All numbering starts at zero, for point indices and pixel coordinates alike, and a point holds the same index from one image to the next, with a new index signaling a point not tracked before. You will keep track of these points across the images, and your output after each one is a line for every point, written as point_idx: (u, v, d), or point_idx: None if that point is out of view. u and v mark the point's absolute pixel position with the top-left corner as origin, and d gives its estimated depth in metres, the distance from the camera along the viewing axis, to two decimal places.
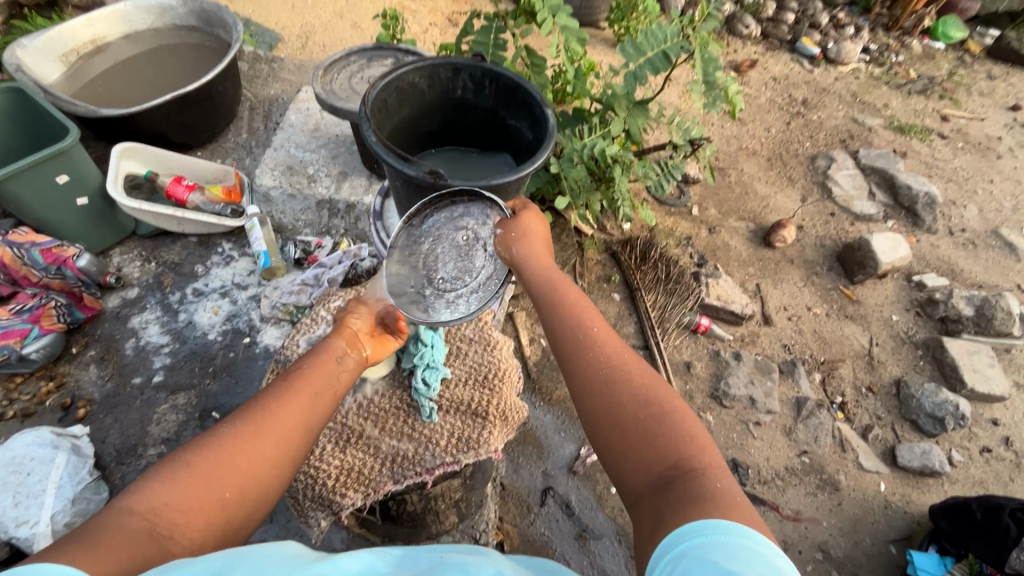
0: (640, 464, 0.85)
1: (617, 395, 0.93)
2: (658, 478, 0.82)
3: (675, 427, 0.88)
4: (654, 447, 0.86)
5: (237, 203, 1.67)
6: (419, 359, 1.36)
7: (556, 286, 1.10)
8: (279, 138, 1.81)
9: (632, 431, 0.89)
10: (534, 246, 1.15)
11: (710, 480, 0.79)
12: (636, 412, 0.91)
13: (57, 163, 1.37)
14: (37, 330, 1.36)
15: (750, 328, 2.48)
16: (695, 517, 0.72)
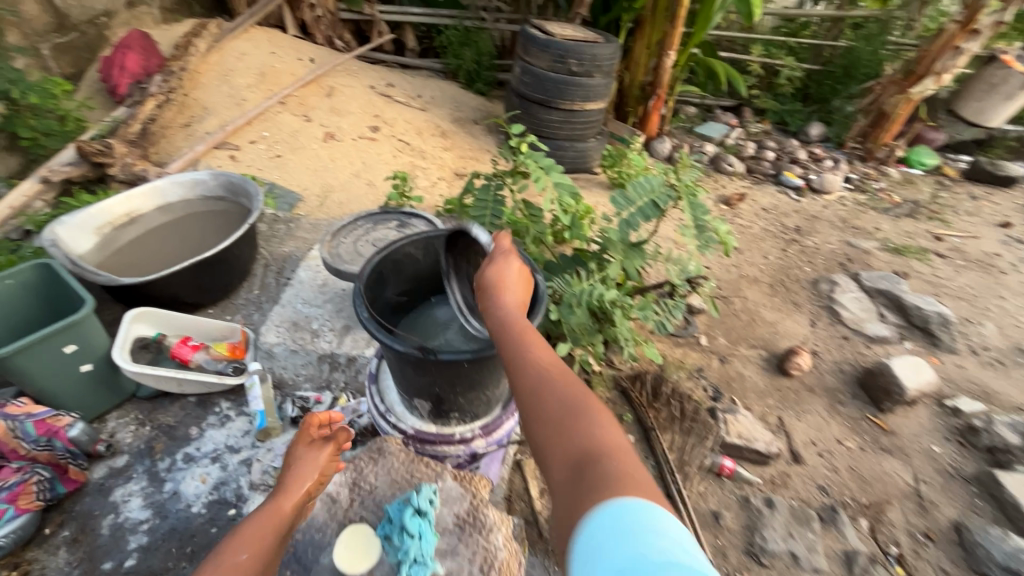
0: (557, 457, 0.83)
1: (549, 403, 0.90)
2: (574, 466, 0.80)
3: (601, 430, 0.85)
4: (573, 444, 0.83)
5: (240, 360, 1.69)
6: (405, 553, 1.23)
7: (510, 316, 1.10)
8: (288, 294, 1.87)
9: (558, 429, 0.86)
10: (506, 282, 1.17)
11: (621, 467, 0.77)
12: (563, 416, 0.88)
13: (68, 335, 1.40)
14: (11, 510, 1.28)
15: (778, 468, 2.30)
16: (605, 491, 0.72)
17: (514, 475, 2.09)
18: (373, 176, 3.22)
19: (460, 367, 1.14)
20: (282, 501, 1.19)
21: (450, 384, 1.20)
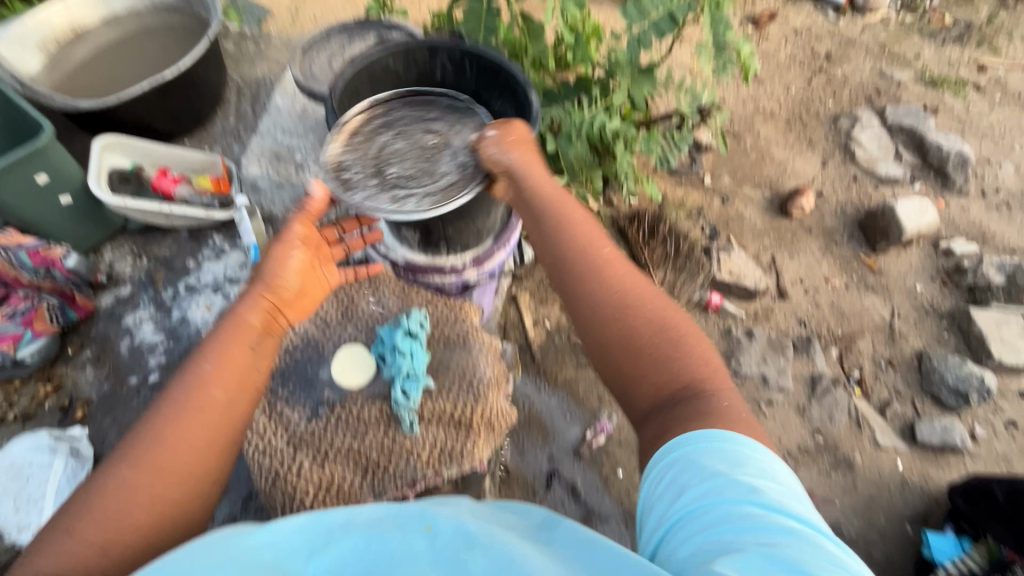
0: (648, 387, 0.96)
1: (638, 332, 1.00)
2: (668, 397, 0.94)
3: (685, 346, 0.99)
4: (665, 376, 0.96)
5: (226, 194, 1.62)
6: (397, 369, 1.33)
7: (564, 215, 1.14)
8: (266, 123, 1.75)
9: (645, 352, 0.98)
10: (552, 188, 1.18)
11: (717, 398, 0.91)
12: (648, 335, 0.99)
13: (35, 164, 1.35)
14: (30, 334, 1.38)
15: (764, 303, 2.39)
16: (701, 428, 0.86)
17: (509, 308, 2.19)
18: None
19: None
20: (243, 314, 1.09)
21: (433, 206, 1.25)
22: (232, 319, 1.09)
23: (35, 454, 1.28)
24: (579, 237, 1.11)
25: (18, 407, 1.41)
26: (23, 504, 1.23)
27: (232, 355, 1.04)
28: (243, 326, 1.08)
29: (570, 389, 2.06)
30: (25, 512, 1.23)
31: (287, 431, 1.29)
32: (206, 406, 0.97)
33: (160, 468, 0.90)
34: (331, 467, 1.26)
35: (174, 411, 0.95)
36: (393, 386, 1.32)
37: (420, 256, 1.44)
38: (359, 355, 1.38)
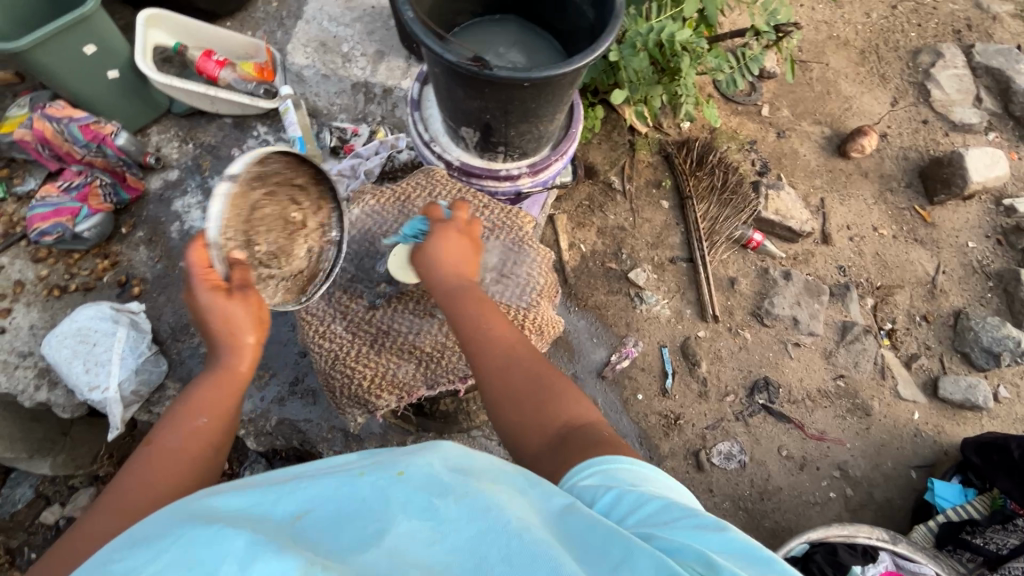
0: (536, 433, 0.88)
1: (515, 382, 0.95)
2: (554, 437, 0.86)
3: (555, 387, 0.93)
4: (552, 412, 0.90)
5: (270, 82, 1.58)
6: None
7: (462, 284, 1.09)
8: (312, 8, 1.67)
9: (524, 398, 0.92)
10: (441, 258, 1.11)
11: (594, 431, 0.86)
12: (525, 384, 0.94)
13: (83, 32, 1.31)
14: (86, 210, 1.42)
15: (805, 247, 2.32)
16: (598, 453, 0.79)
17: (545, 228, 2.16)
18: None
19: (518, 89, 1.03)
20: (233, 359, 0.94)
21: (504, 111, 1.10)
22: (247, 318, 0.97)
23: (96, 320, 1.33)
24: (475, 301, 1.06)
25: (79, 280, 1.47)
26: (90, 368, 1.29)
27: (218, 399, 0.91)
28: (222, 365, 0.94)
29: (599, 313, 2.08)
30: (93, 377, 1.29)
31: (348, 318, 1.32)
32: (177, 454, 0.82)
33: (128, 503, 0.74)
34: (388, 359, 1.30)
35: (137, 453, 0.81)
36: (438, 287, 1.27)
37: (474, 160, 1.37)
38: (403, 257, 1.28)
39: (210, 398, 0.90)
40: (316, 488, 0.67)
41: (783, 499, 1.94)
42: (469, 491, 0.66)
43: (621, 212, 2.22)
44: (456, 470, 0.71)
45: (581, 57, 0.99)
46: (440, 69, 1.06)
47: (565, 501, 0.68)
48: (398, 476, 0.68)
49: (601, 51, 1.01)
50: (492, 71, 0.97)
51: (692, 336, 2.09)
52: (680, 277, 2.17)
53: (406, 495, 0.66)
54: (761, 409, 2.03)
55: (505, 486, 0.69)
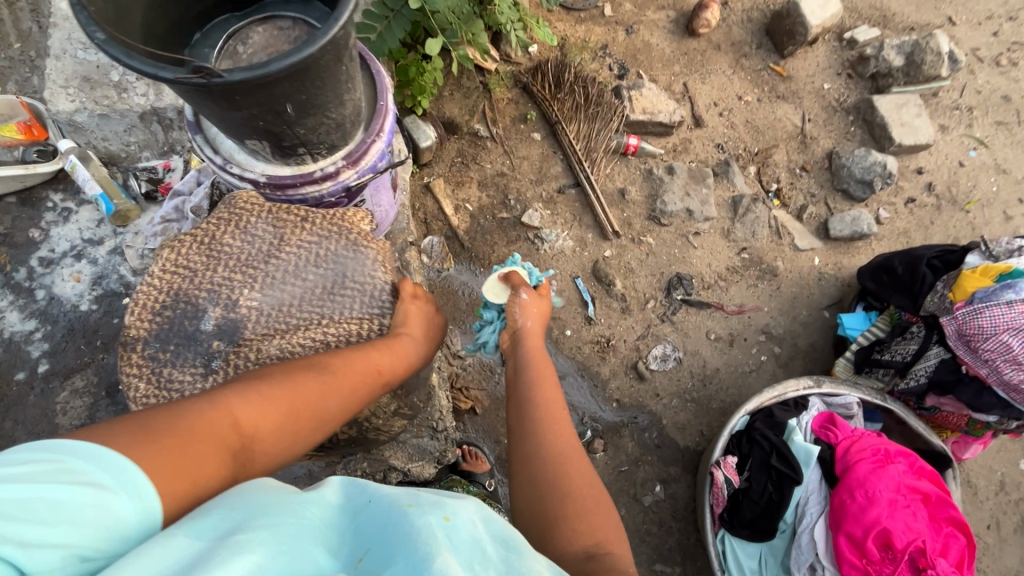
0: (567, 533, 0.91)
1: (571, 464, 1.01)
2: (579, 552, 0.88)
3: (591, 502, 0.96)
4: (586, 518, 0.93)
5: (45, 141, 1.38)
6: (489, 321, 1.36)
7: (543, 367, 1.17)
8: (56, 40, 1.37)
9: (570, 489, 0.97)
10: (531, 335, 1.23)
11: (621, 560, 0.88)
12: (579, 484, 0.98)
13: None
14: None
15: (681, 136, 2.34)
16: None
17: (425, 199, 2.06)
18: None
19: (273, 86, 0.91)
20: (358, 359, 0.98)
21: (275, 112, 0.98)
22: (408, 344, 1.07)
23: None
24: (553, 387, 1.13)
25: None
26: None
27: (326, 395, 0.90)
28: (343, 376, 0.94)
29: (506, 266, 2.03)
30: None
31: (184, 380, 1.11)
32: (294, 408, 0.85)
33: (231, 439, 0.76)
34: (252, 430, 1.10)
35: (256, 389, 0.83)
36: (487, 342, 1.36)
37: (283, 171, 1.17)
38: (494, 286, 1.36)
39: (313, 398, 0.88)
40: (372, 516, 0.70)
41: (723, 379, 2.05)
42: (509, 569, 0.66)
43: (496, 159, 2.14)
44: (501, 542, 0.69)
45: (327, 29, 0.86)
46: (185, 91, 0.91)
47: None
48: (444, 522, 0.67)
49: (343, 20, 0.88)
50: (226, 76, 0.83)
51: (600, 259, 2.10)
52: (572, 205, 2.14)
53: (454, 544, 0.65)
54: (682, 304, 2.10)
55: (545, 571, 0.68)
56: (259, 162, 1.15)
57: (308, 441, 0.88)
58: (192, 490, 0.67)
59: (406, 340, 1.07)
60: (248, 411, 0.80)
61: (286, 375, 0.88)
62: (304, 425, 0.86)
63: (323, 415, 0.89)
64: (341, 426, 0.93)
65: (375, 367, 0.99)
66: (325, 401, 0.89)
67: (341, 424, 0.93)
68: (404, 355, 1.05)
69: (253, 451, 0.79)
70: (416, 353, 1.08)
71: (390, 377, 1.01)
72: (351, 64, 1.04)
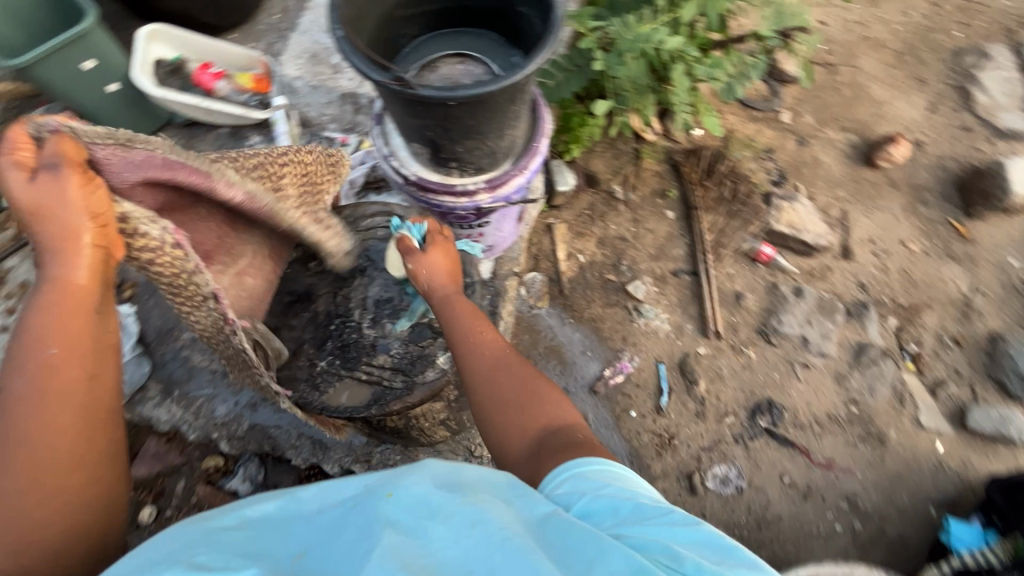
0: (520, 430, 0.96)
1: (503, 391, 1.02)
2: (533, 439, 0.93)
3: (536, 404, 0.99)
4: (534, 415, 0.97)
5: (266, 93, 1.63)
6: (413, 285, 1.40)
7: (452, 301, 1.21)
8: (306, 21, 1.71)
9: (510, 402, 1.00)
10: (441, 270, 1.25)
11: (574, 433, 0.93)
12: (524, 394, 1.01)
13: (80, 48, 1.37)
14: None
15: (822, 261, 2.19)
16: (575, 456, 0.85)
17: (543, 237, 2.13)
18: None
19: (451, 109, 1.02)
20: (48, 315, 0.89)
21: (445, 129, 1.09)
22: (49, 278, 0.90)
23: None
24: (468, 328, 1.15)
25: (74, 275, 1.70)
26: None
27: (69, 335, 0.90)
28: (34, 389, 0.85)
29: (595, 326, 2.02)
30: None
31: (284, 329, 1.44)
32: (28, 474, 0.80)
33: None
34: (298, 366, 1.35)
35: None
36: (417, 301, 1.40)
37: (433, 177, 1.28)
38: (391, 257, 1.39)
39: (63, 340, 0.89)
40: (299, 528, 0.71)
41: (783, 530, 1.83)
42: (456, 507, 0.69)
43: (622, 223, 2.16)
44: (443, 486, 0.73)
45: (511, 75, 0.96)
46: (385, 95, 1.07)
47: (549, 509, 0.72)
48: (386, 498, 0.71)
49: (529, 71, 0.97)
50: (418, 91, 0.95)
51: (691, 353, 2.01)
52: (682, 291, 2.09)
53: (395, 512, 0.68)
54: (763, 433, 1.93)
55: (488, 499, 0.71)
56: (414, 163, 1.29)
57: (75, 454, 0.85)
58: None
59: (46, 276, 0.90)
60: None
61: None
62: (41, 467, 0.81)
63: (50, 415, 0.84)
64: (90, 382, 0.90)
65: (42, 348, 0.87)
66: (86, 366, 0.91)
67: (87, 373, 0.90)
68: (67, 297, 0.90)
69: (51, 491, 0.81)
70: (79, 281, 0.92)
71: (77, 338, 0.90)
72: (521, 106, 1.14)
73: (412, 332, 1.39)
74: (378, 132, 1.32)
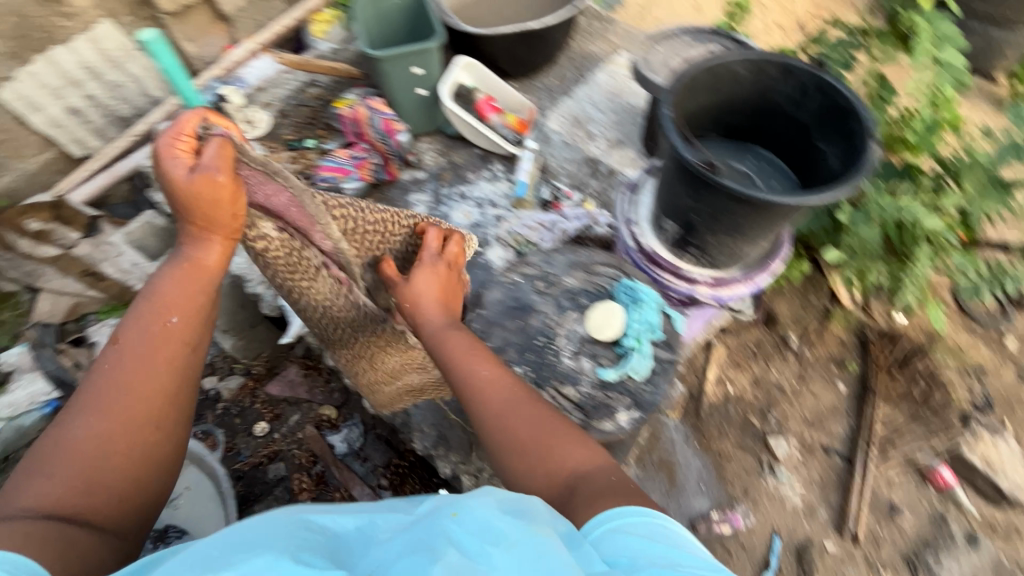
0: (545, 482, 0.88)
1: (522, 434, 0.93)
2: (562, 489, 0.87)
3: (558, 447, 0.91)
4: (556, 462, 0.90)
5: (521, 134, 1.86)
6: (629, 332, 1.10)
7: (441, 329, 1.08)
8: (582, 91, 1.91)
9: (529, 448, 0.92)
10: (425, 293, 1.10)
11: (605, 476, 0.86)
12: (538, 437, 0.93)
13: (418, 58, 1.66)
14: (355, 175, 1.76)
15: (1013, 518, 1.83)
16: (614, 505, 0.79)
17: (700, 352, 2.06)
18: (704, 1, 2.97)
19: (736, 204, 1.00)
20: (176, 280, 0.96)
21: (713, 218, 1.07)
22: (185, 253, 0.98)
23: None
24: (453, 356, 1.03)
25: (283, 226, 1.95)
26: None
27: (185, 298, 0.96)
28: (141, 349, 0.91)
29: (719, 461, 1.89)
30: None
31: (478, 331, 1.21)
32: (117, 421, 0.86)
33: (45, 506, 0.77)
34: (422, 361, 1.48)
35: (38, 455, 0.81)
36: (627, 358, 1.07)
37: (665, 253, 1.25)
38: (598, 311, 1.10)
39: (174, 300, 0.95)
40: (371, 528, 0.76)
41: None
42: (521, 537, 0.65)
43: (786, 373, 2.02)
44: (508, 511, 0.70)
45: (819, 195, 0.96)
46: (672, 165, 1.06)
47: (603, 568, 0.66)
48: (450, 516, 0.69)
49: (834, 196, 0.98)
50: (719, 178, 0.95)
51: (815, 543, 1.79)
52: (827, 471, 1.89)
53: (458, 535, 0.66)
54: None
55: (549, 534, 0.68)
56: (651, 236, 1.28)
57: (155, 418, 0.89)
58: (52, 552, 0.71)
59: (182, 252, 0.98)
60: (54, 480, 0.79)
61: (76, 417, 0.85)
62: (127, 421, 0.86)
63: (150, 379, 0.90)
64: (188, 354, 0.95)
65: (164, 316, 0.94)
66: (185, 337, 0.95)
67: (190, 343, 0.96)
68: (195, 276, 0.97)
69: (105, 455, 0.84)
70: (207, 263, 0.98)
71: (190, 312, 0.96)
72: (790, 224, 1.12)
73: (613, 387, 1.06)
74: (629, 199, 1.34)
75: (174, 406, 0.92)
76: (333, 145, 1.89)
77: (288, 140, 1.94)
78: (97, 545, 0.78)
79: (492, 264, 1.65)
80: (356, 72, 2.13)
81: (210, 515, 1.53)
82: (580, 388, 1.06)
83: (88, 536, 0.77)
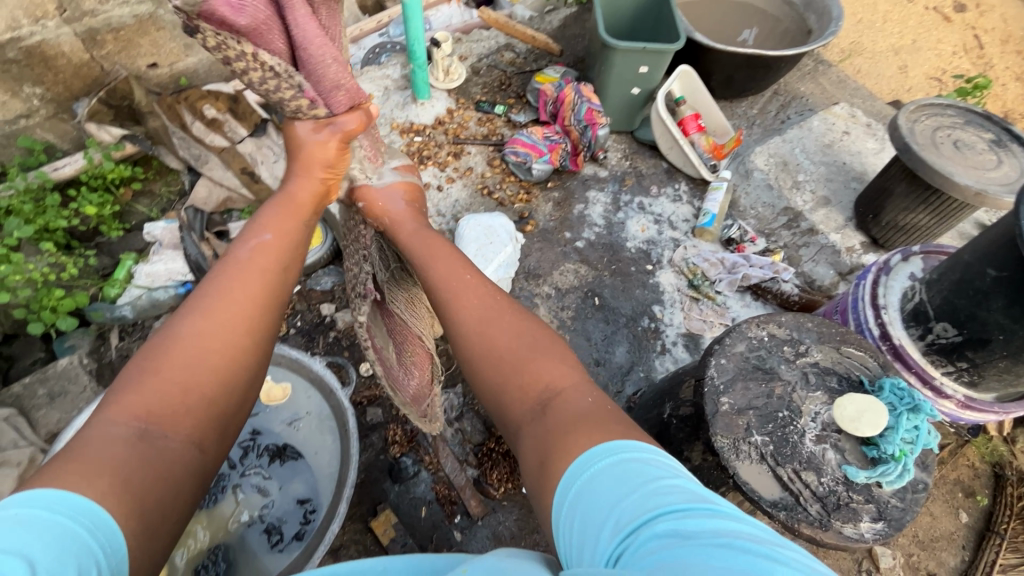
0: (514, 392, 0.67)
1: (501, 345, 0.72)
2: (531, 403, 0.64)
3: (521, 353, 0.70)
4: (531, 372, 0.67)
5: (716, 160, 1.75)
6: (884, 434, 0.85)
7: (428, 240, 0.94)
8: (794, 133, 1.80)
9: (501, 364, 0.70)
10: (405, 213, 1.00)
11: (583, 396, 0.63)
12: (512, 347, 0.71)
13: (649, 58, 1.60)
14: (546, 158, 1.69)
15: None
16: (587, 442, 0.55)
17: None
18: (912, 61, 2.72)
19: None
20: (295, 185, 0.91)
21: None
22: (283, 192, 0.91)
23: (501, 229, 1.52)
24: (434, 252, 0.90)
25: (461, 180, 1.72)
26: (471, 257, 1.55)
27: (285, 220, 0.87)
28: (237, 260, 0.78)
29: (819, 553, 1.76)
30: None
31: (691, 372, 1.02)
32: (209, 319, 0.69)
33: (136, 413, 0.58)
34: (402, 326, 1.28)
35: (140, 359, 0.64)
36: (883, 465, 0.84)
37: (915, 352, 1.11)
38: (854, 400, 0.87)
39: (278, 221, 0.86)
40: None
41: None
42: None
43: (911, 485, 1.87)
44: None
45: None
46: (1010, 277, 0.95)
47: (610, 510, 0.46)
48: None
49: None
50: None
51: None
52: None
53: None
54: None
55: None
56: (898, 333, 1.12)
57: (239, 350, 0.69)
58: (140, 489, 0.53)
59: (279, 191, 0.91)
60: (155, 381, 0.61)
61: (183, 314, 0.69)
62: (231, 332, 0.69)
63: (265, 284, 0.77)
64: (283, 273, 0.81)
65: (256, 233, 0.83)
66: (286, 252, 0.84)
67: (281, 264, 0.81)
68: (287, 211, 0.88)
69: (198, 363, 0.65)
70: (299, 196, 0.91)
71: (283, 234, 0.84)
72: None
73: (858, 491, 0.84)
74: (882, 279, 1.16)
75: (260, 334, 0.73)
76: (522, 119, 1.85)
77: (477, 100, 1.89)
78: (180, 476, 0.58)
79: (662, 289, 1.57)
80: (556, 47, 2.06)
81: (326, 445, 1.51)
82: (821, 480, 0.84)
83: (177, 457, 0.59)
